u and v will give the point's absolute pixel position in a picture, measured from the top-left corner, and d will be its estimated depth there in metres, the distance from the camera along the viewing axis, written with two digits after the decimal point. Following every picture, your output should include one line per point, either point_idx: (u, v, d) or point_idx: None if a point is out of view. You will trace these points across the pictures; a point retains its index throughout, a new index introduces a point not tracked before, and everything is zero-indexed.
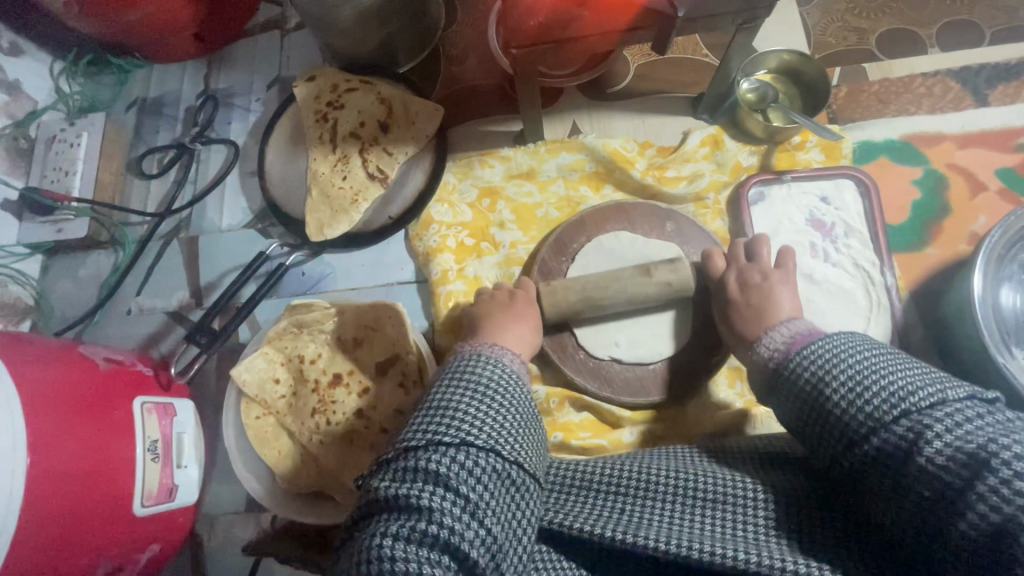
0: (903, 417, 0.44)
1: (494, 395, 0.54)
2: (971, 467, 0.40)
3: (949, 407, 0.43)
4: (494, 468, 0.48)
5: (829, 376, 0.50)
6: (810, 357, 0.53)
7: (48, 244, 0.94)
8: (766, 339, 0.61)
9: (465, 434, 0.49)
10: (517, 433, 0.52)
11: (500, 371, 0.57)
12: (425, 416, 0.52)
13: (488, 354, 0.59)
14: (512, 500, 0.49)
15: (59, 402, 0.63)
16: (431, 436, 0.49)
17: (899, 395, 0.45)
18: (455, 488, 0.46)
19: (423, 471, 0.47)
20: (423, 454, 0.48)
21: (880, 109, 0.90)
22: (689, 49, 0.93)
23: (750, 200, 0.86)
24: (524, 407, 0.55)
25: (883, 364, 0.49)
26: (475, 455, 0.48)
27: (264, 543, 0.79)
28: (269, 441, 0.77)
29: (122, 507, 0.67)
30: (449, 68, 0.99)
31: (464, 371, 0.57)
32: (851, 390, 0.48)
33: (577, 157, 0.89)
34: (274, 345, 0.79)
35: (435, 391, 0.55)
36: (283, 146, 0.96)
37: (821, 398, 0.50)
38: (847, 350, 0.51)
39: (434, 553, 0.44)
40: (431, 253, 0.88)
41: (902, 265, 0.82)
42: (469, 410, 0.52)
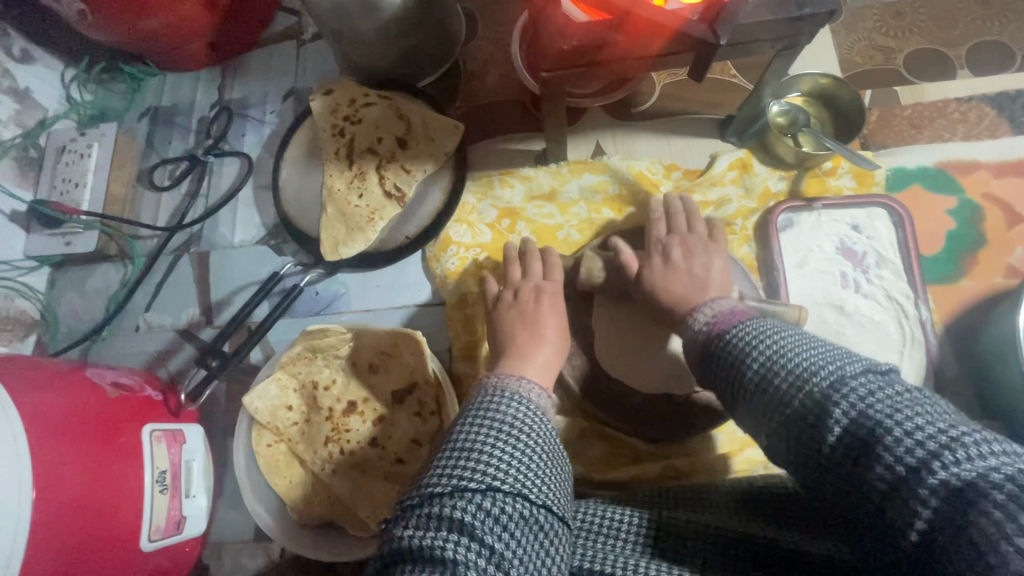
0: (817, 404, 0.40)
1: (519, 432, 0.51)
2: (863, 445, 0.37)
3: (850, 384, 0.40)
4: (523, 514, 0.46)
5: (750, 354, 0.48)
6: (732, 347, 0.50)
7: (57, 257, 0.93)
8: (700, 312, 0.58)
9: (490, 479, 0.47)
10: (544, 473, 0.50)
11: (523, 408, 0.54)
12: (446, 457, 0.50)
13: (511, 388, 0.57)
14: (541, 546, 0.46)
15: (63, 431, 0.60)
16: (455, 481, 0.46)
17: (802, 376, 0.42)
18: (482, 538, 0.44)
19: (448, 519, 0.44)
20: (447, 501, 0.45)
21: (913, 135, 0.87)
22: (716, 69, 0.90)
23: (778, 227, 0.84)
24: (549, 443, 0.52)
25: (796, 341, 0.46)
26: (504, 501, 0.46)
27: (275, 573, 0.76)
28: (280, 469, 0.75)
29: (129, 542, 0.63)
30: (469, 83, 0.97)
31: (488, 408, 0.54)
32: (763, 365, 0.46)
33: (601, 179, 0.87)
34: (287, 370, 0.76)
35: (459, 426, 0.53)
36: (298, 160, 0.93)
37: (741, 376, 0.47)
38: (760, 333, 0.49)
39: None
40: (450, 275, 0.86)
41: (937, 298, 0.80)
42: (495, 449, 0.49)
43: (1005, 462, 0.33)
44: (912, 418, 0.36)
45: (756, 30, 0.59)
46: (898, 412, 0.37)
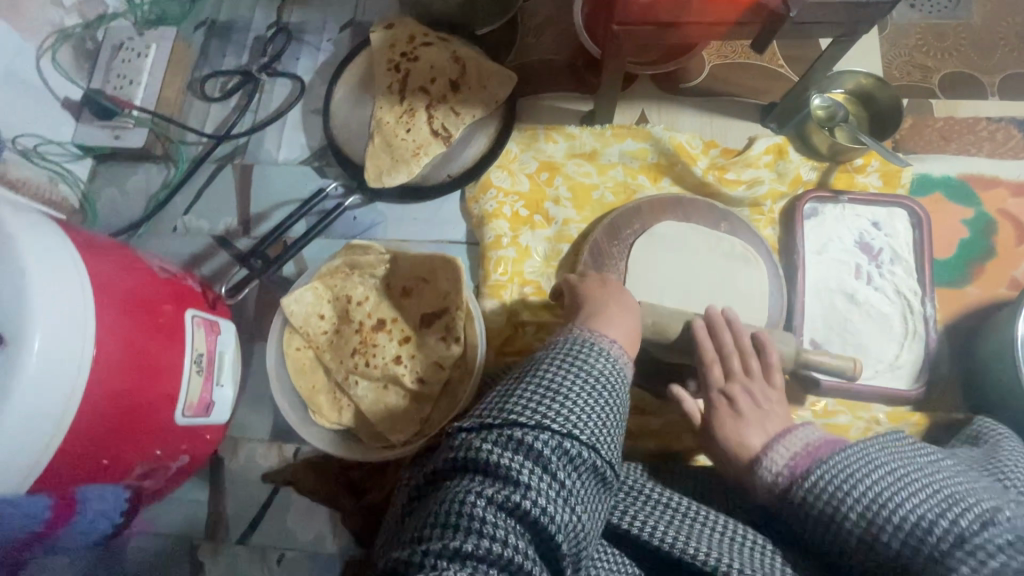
0: (949, 541, 0.45)
1: (600, 388, 0.56)
2: (942, 557, 0.44)
3: (990, 530, 0.44)
4: (590, 463, 0.50)
5: (846, 495, 0.52)
6: (830, 473, 0.54)
7: (104, 149, 0.94)
8: (766, 461, 0.61)
9: (571, 426, 0.51)
10: (611, 429, 0.54)
11: (606, 365, 0.58)
12: (530, 391, 0.54)
13: (600, 343, 0.60)
14: (593, 491, 0.52)
15: (122, 297, 0.63)
16: (540, 416, 0.50)
17: (917, 531, 0.47)
18: (553, 470, 0.48)
19: (526, 445, 0.49)
20: (532, 431, 0.49)
21: (942, 146, 0.91)
22: (765, 57, 0.93)
23: (803, 214, 0.88)
24: (620, 402, 0.57)
25: (891, 489, 0.50)
26: (578, 447, 0.50)
27: (287, 471, 0.80)
28: (306, 374, 0.78)
29: (166, 412, 0.67)
30: (524, 38, 0.99)
31: (574, 358, 0.58)
32: (863, 517, 0.50)
33: (642, 146, 0.91)
34: (324, 281, 0.79)
35: (545, 366, 0.57)
36: (351, 89, 0.96)
37: (836, 518, 0.52)
38: (859, 464, 0.53)
39: (519, 524, 0.46)
40: (487, 217, 0.89)
41: (942, 299, 0.84)
42: (577, 397, 0.54)
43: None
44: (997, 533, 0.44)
45: (821, 11, 0.62)
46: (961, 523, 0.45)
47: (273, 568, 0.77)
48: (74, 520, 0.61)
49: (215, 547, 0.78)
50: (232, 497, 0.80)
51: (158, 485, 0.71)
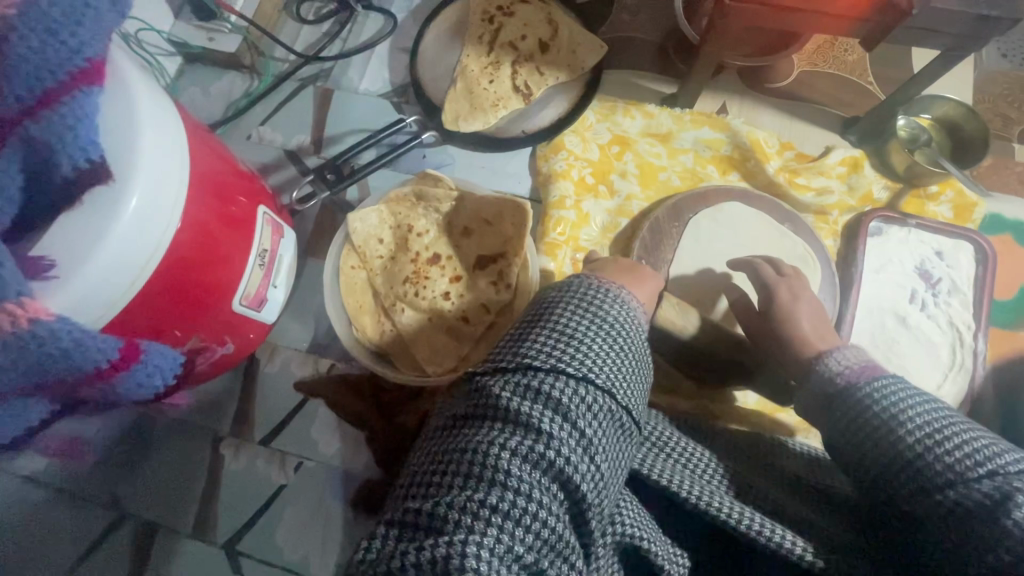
0: (987, 475, 0.44)
1: (613, 335, 0.55)
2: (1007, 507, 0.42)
3: (1014, 470, 0.43)
4: (606, 410, 0.49)
5: (895, 407, 0.51)
6: (884, 393, 0.53)
7: (196, 48, 0.94)
8: (836, 354, 0.61)
9: (586, 371, 0.50)
10: (628, 376, 0.53)
11: (619, 312, 0.57)
12: (545, 338, 0.53)
13: (616, 292, 0.59)
14: (617, 441, 0.50)
15: (208, 175, 0.64)
16: (554, 362, 0.50)
17: (964, 452, 0.46)
18: (573, 419, 0.47)
19: (545, 395, 0.48)
20: (546, 377, 0.49)
21: (1020, 190, 0.90)
22: (855, 72, 0.93)
23: (868, 232, 0.87)
24: (636, 351, 0.56)
25: (958, 422, 0.49)
26: (594, 393, 0.49)
27: (318, 385, 0.81)
28: (355, 292, 0.80)
29: (224, 296, 0.68)
30: (619, 14, 0.99)
31: (589, 303, 0.57)
32: (920, 431, 0.48)
33: (717, 136, 0.91)
34: (390, 207, 0.81)
35: (560, 312, 0.56)
36: (443, 33, 0.97)
37: (882, 421, 0.51)
38: (911, 391, 0.52)
39: (545, 477, 0.45)
40: (554, 175, 0.89)
41: (995, 339, 0.83)
42: (593, 344, 0.53)
43: None
44: None
45: (942, 20, 0.62)
46: None
47: (288, 474, 0.78)
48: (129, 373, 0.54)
49: (238, 443, 0.80)
50: (261, 398, 0.82)
51: (202, 369, 0.72)
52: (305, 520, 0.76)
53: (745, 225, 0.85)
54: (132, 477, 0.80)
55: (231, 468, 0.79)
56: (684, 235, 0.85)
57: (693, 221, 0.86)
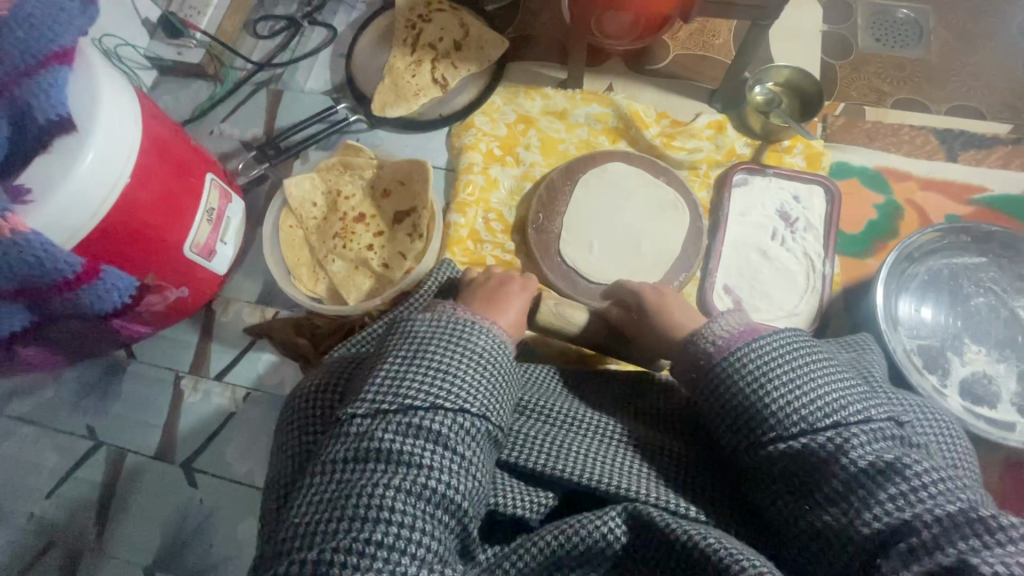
0: (834, 426, 0.48)
1: (484, 364, 0.58)
2: (881, 474, 0.45)
3: (869, 424, 0.48)
4: (482, 430, 0.55)
5: (771, 377, 0.53)
6: (761, 356, 0.54)
7: (167, 61, 1.13)
8: (717, 321, 0.61)
9: (461, 401, 0.54)
10: (498, 392, 0.58)
11: (491, 345, 0.60)
12: (421, 372, 0.56)
13: (483, 324, 0.62)
14: (487, 452, 0.56)
15: (163, 142, 0.79)
16: (432, 399, 0.54)
17: (832, 412, 0.49)
18: (452, 447, 0.53)
19: (424, 429, 0.53)
20: (425, 415, 0.53)
21: (866, 143, 1.05)
22: (720, 53, 1.11)
23: (734, 182, 1.01)
24: (507, 369, 0.60)
25: (826, 378, 0.52)
26: (469, 419, 0.54)
27: (262, 327, 0.95)
28: (293, 247, 0.95)
29: (177, 243, 0.83)
30: (523, 17, 1.17)
31: (461, 335, 0.60)
32: (790, 398, 0.51)
33: (604, 111, 1.07)
34: (321, 175, 0.96)
35: (434, 344, 0.59)
36: (374, 39, 1.15)
37: (757, 393, 0.53)
38: (787, 354, 0.54)
39: (429, 506, 0.50)
40: (465, 148, 1.05)
41: (844, 266, 0.97)
42: (465, 374, 0.57)
43: (944, 474, 0.45)
44: (909, 457, 0.46)
45: None
46: (903, 454, 0.46)
47: (237, 402, 0.92)
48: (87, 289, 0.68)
49: (195, 379, 0.94)
50: (217, 342, 0.96)
51: (161, 308, 0.86)
52: (251, 439, 0.89)
53: (627, 180, 1.00)
54: (104, 412, 0.93)
55: (188, 401, 0.92)
56: (574, 191, 1.00)
57: (582, 179, 1.01)
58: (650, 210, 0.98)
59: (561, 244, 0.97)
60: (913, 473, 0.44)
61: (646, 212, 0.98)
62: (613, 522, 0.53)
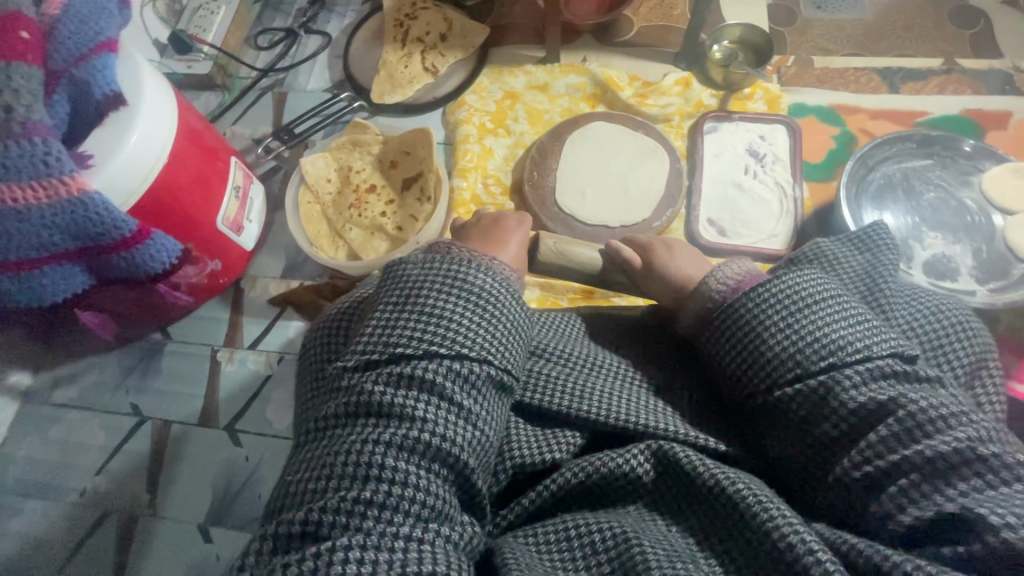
0: (829, 368, 0.52)
1: (479, 307, 0.61)
2: (876, 413, 0.49)
3: (868, 363, 0.51)
4: (485, 372, 0.59)
5: (776, 322, 0.56)
6: (766, 305, 0.57)
7: (178, 75, 1.23)
8: (717, 273, 0.69)
9: (457, 347, 0.58)
10: (499, 337, 0.61)
11: (489, 286, 0.63)
12: (414, 322, 0.59)
13: (479, 266, 0.65)
14: (492, 396, 0.60)
15: (194, 125, 0.88)
16: (427, 346, 0.58)
17: (833, 349, 0.52)
18: (451, 394, 0.56)
19: (418, 379, 0.56)
20: (419, 363, 0.57)
21: (818, 86, 1.17)
22: (680, 23, 1.24)
23: (705, 129, 1.12)
24: (509, 316, 0.63)
25: (832, 319, 0.54)
26: (468, 363, 0.58)
27: (289, 297, 1.03)
28: (313, 220, 1.03)
29: (211, 217, 0.91)
30: (500, 9, 1.30)
31: (456, 279, 0.63)
32: (792, 341, 0.54)
33: (582, 80, 1.18)
34: (333, 154, 1.06)
35: (428, 291, 0.62)
36: (367, 39, 1.26)
37: (761, 339, 0.56)
38: (796, 300, 0.56)
39: (427, 459, 0.54)
40: (460, 122, 1.15)
41: (812, 191, 1.07)
42: (462, 319, 0.60)
43: (947, 409, 0.48)
44: (908, 394, 0.49)
45: None
46: (903, 391, 0.49)
47: (273, 366, 0.98)
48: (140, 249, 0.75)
49: (231, 350, 1.00)
50: (247, 315, 1.03)
51: (198, 280, 0.93)
52: (289, 397, 0.96)
53: (609, 134, 1.10)
54: (145, 390, 0.99)
55: (225, 371, 0.99)
56: (563, 149, 1.10)
57: (569, 138, 1.11)
58: (633, 157, 1.08)
59: (556, 195, 1.06)
60: (909, 411, 0.48)
61: (631, 160, 1.08)
62: (638, 459, 0.59)
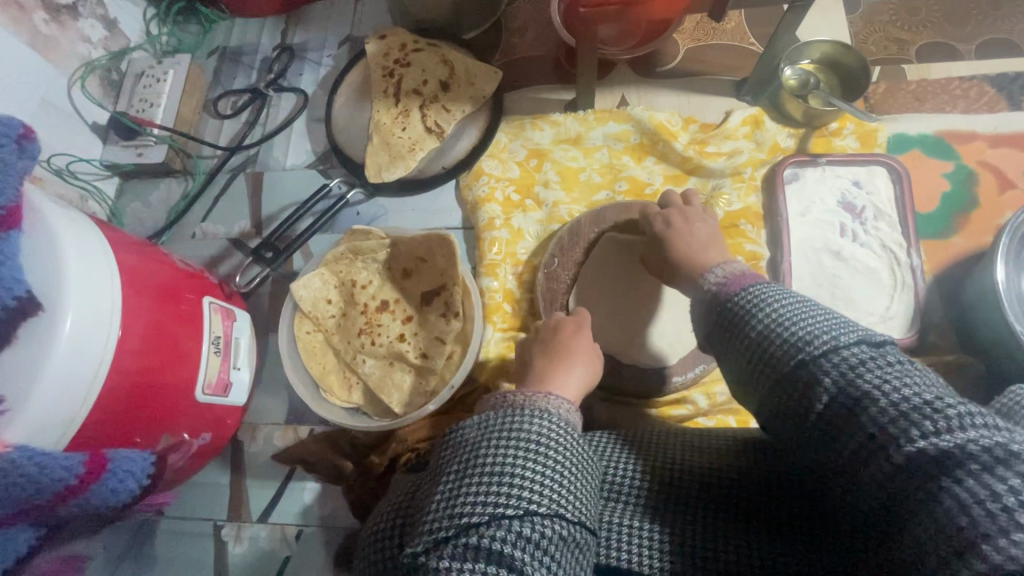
0: (802, 364, 0.43)
1: (550, 454, 0.45)
2: (852, 408, 0.39)
3: (842, 352, 0.41)
4: (562, 536, 0.42)
5: (749, 322, 0.49)
6: (746, 301, 0.51)
7: (127, 166, 1.00)
8: (712, 272, 0.60)
9: (532, 504, 0.42)
10: (577, 485, 0.45)
11: (553, 429, 0.47)
12: (475, 483, 0.44)
13: (539, 405, 0.49)
14: (579, 565, 0.43)
15: (148, 283, 0.67)
16: (493, 508, 0.42)
17: (799, 343, 0.44)
18: (524, 570, 0.40)
19: (488, 552, 0.40)
20: (488, 530, 0.41)
21: (917, 107, 0.94)
22: (736, 37, 1.00)
23: (785, 179, 0.90)
24: (582, 459, 0.47)
25: (796, 312, 0.47)
26: (547, 524, 0.41)
27: (296, 451, 0.84)
28: (316, 354, 0.83)
29: (189, 390, 0.72)
30: (509, 38, 1.06)
31: (517, 425, 0.47)
32: (761, 332, 0.47)
33: (624, 128, 0.95)
34: (331, 268, 0.85)
35: (485, 445, 0.46)
36: (351, 95, 1.03)
37: (741, 343, 0.49)
38: (767, 299, 0.50)
39: None
40: (480, 201, 0.94)
41: (927, 251, 0.86)
42: (531, 473, 0.44)
43: (994, 433, 0.33)
44: (891, 383, 0.38)
45: None
46: (883, 379, 0.39)
47: (291, 543, 0.80)
48: (96, 490, 0.56)
49: (238, 527, 0.82)
50: (251, 477, 0.85)
51: (183, 464, 0.75)
52: None
53: None
54: None
55: (235, 555, 0.80)
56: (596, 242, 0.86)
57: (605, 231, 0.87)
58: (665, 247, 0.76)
59: (569, 297, 0.84)
60: (927, 415, 0.35)
61: None
62: None
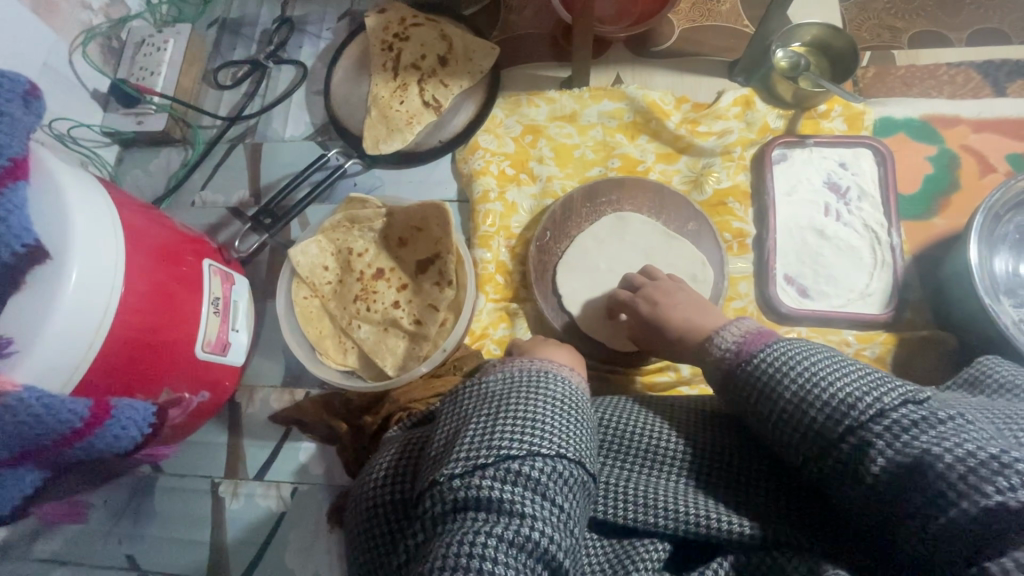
0: (850, 431, 0.41)
1: (571, 410, 0.48)
2: (911, 469, 0.37)
3: (889, 416, 0.39)
4: (582, 477, 0.44)
5: (783, 377, 0.46)
6: (773, 362, 0.48)
7: (128, 134, 1.01)
8: (719, 335, 0.55)
9: (561, 446, 0.44)
10: (591, 438, 0.48)
11: (575, 392, 0.51)
12: (508, 423, 0.46)
13: (558, 371, 0.52)
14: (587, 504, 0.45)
15: (150, 242, 0.69)
16: (529, 444, 0.44)
17: (841, 407, 0.42)
18: (552, 496, 0.42)
19: (523, 476, 0.42)
20: (523, 460, 0.43)
21: (904, 91, 0.96)
22: (731, 19, 1.01)
23: (773, 160, 0.92)
24: (593, 421, 0.50)
25: (830, 369, 0.44)
26: (572, 464, 0.44)
27: (292, 412, 0.87)
28: (313, 319, 0.85)
29: (189, 347, 0.74)
30: (507, 16, 1.07)
31: (539, 383, 0.50)
32: (800, 390, 0.44)
33: (617, 106, 0.97)
34: (328, 235, 0.87)
35: (514, 395, 0.48)
36: (351, 68, 1.04)
37: (774, 398, 0.46)
38: (793, 358, 0.47)
39: (530, 562, 0.39)
40: (475, 174, 0.96)
41: (908, 231, 0.89)
42: (556, 422, 0.46)
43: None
44: (951, 442, 0.37)
45: None
46: (940, 439, 0.37)
47: (286, 500, 0.83)
48: (101, 434, 0.58)
49: (235, 484, 0.84)
50: (248, 436, 0.87)
51: (182, 420, 0.77)
52: (311, 539, 0.81)
53: (655, 208, 0.89)
54: (139, 537, 0.82)
55: (230, 510, 0.83)
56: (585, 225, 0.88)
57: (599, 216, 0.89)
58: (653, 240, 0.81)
59: (558, 269, 0.86)
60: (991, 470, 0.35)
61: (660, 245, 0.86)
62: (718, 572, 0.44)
